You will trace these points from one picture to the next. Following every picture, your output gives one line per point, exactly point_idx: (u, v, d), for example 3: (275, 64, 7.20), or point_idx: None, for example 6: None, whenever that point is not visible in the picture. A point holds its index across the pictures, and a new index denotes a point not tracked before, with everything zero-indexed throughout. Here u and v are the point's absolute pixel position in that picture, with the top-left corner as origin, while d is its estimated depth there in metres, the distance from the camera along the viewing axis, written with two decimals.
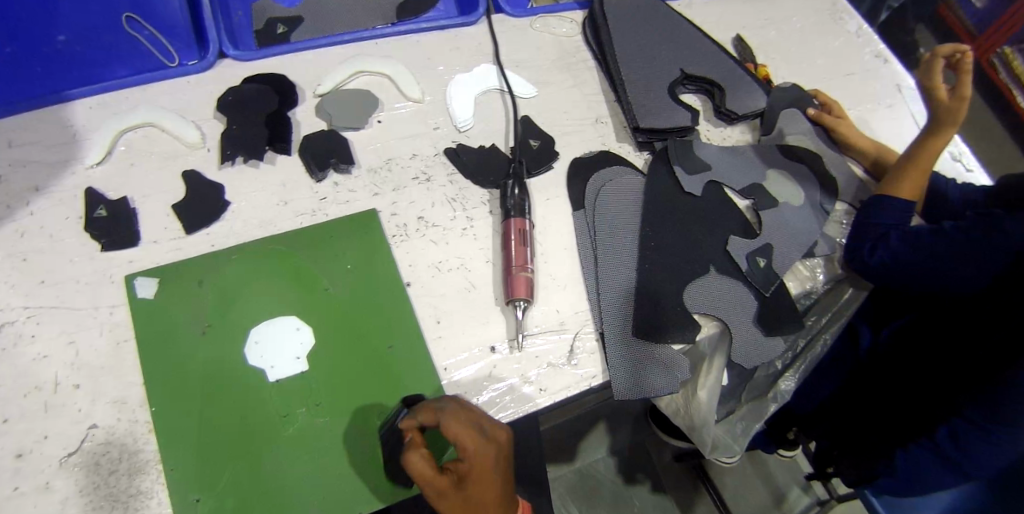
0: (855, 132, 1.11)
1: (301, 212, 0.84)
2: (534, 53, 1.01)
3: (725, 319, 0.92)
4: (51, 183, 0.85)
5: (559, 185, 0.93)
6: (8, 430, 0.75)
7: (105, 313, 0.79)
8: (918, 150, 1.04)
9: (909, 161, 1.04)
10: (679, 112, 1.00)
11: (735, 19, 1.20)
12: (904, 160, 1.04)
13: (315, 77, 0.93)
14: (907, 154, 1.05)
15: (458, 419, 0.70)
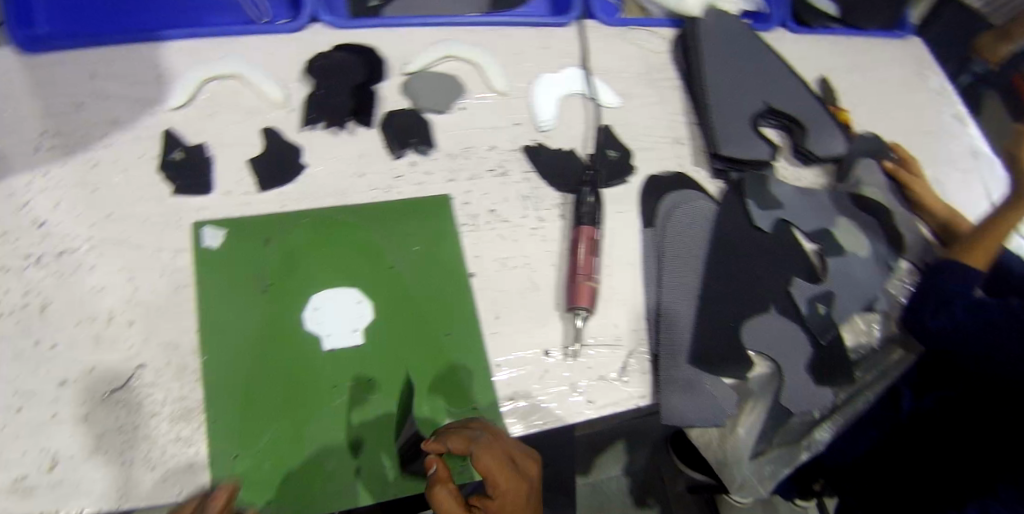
0: (930, 194, 1.08)
1: (375, 187, 0.84)
2: (622, 64, 0.99)
3: (779, 362, 0.91)
4: (130, 119, 0.85)
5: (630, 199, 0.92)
6: (57, 356, 0.75)
7: (168, 257, 0.79)
8: (994, 222, 1.02)
9: (986, 232, 1.01)
10: (760, 145, 0.97)
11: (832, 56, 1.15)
12: (980, 231, 1.02)
13: (403, 54, 0.92)
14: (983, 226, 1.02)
15: (488, 455, 0.70)
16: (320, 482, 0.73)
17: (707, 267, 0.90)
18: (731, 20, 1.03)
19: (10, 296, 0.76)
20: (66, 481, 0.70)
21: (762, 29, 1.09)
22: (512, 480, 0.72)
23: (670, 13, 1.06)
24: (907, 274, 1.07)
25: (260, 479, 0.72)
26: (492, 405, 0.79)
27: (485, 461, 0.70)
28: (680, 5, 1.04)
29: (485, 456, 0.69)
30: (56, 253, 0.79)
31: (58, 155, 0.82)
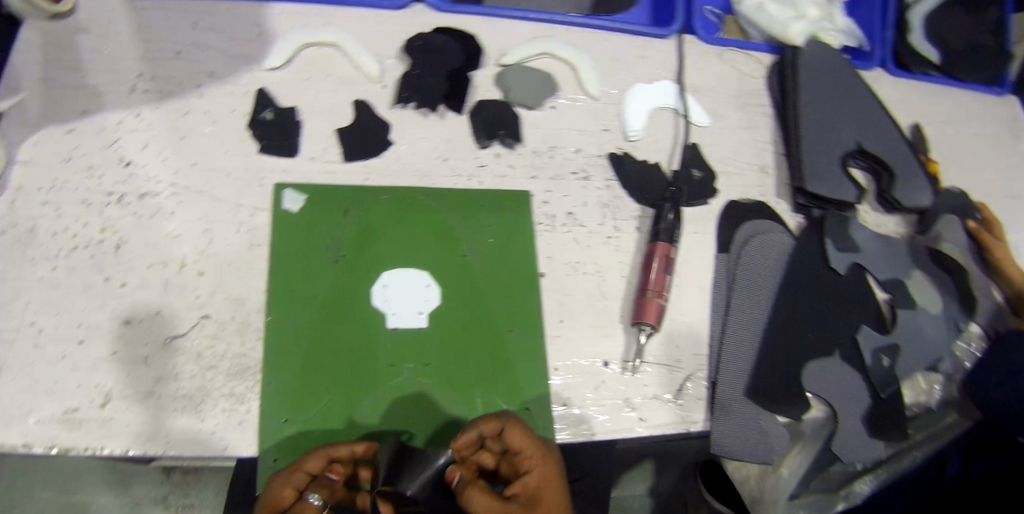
0: (1008, 258, 1.02)
1: (458, 172, 0.85)
2: (716, 84, 0.98)
3: (837, 408, 0.87)
4: (226, 73, 0.85)
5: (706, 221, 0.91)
6: (125, 295, 0.75)
7: (247, 213, 0.80)
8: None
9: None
10: (846, 185, 0.94)
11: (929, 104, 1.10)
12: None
13: (501, 46, 0.92)
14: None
15: (516, 431, 0.70)
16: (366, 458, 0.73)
17: (777, 300, 0.88)
18: (831, 52, 1.00)
19: (88, 229, 0.77)
20: (116, 419, 0.70)
21: (862, 67, 1.06)
22: (543, 462, 0.70)
23: (770, 39, 1.04)
24: (975, 337, 1.02)
25: (308, 446, 0.72)
26: (543, 408, 0.77)
27: (517, 437, 0.70)
28: (782, 31, 1.00)
29: (518, 433, 0.70)
30: (138, 195, 0.79)
31: (151, 99, 0.83)
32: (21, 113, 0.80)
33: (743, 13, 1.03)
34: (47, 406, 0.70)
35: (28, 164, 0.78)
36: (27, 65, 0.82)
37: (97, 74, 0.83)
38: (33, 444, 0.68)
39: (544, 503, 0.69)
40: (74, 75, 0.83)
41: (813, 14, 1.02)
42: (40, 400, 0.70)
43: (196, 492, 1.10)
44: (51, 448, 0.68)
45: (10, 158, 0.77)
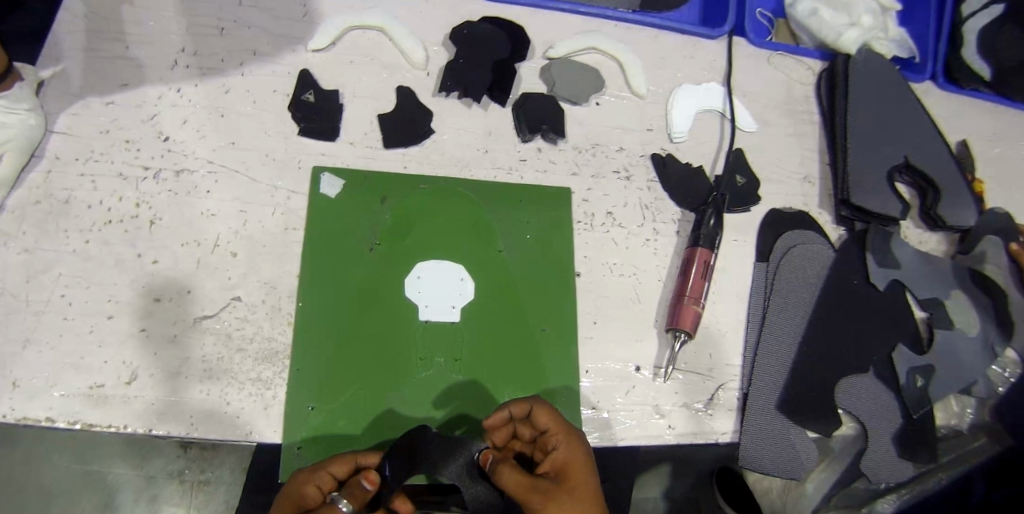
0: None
1: (499, 166, 0.84)
2: (763, 89, 0.96)
3: (868, 427, 0.85)
4: (269, 53, 0.84)
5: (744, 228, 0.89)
6: (158, 273, 0.74)
7: (283, 196, 0.79)
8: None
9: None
10: (891, 200, 0.92)
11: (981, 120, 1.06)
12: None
13: (548, 38, 0.90)
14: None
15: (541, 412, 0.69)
16: None
17: (815, 313, 0.86)
18: (883, 63, 0.97)
19: (123, 204, 0.76)
20: (140, 398, 0.70)
21: (912, 78, 1.03)
22: (570, 440, 0.69)
23: (821, 46, 1.01)
24: (1010, 364, 0.98)
25: (332, 435, 0.72)
26: (572, 410, 0.76)
27: (544, 416, 0.69)
28: (835, 38, 0.98)
29: (545, 413, 0.69)
30: (174, 171, 0.78)
31: (192, 75, 0.82)
32: (62, 83, 0.79)
33: (794, 17, 1.01)
34: (73, 380, 0.69)
35: (66, 134, 0.77)
36: (70, 34, 0.81)
37: (139, 46, 0.82)
38: (57, 418, 0.68)
39: (573, 478, 0.67)
40: (117, 47, 0.82)
41: (867, 21, 0.98)
42: (67, 373, 0.69)
43: (212, 469, 1.10)
44: (75, 423, 0.68)
45: (48, 128, 0.77)
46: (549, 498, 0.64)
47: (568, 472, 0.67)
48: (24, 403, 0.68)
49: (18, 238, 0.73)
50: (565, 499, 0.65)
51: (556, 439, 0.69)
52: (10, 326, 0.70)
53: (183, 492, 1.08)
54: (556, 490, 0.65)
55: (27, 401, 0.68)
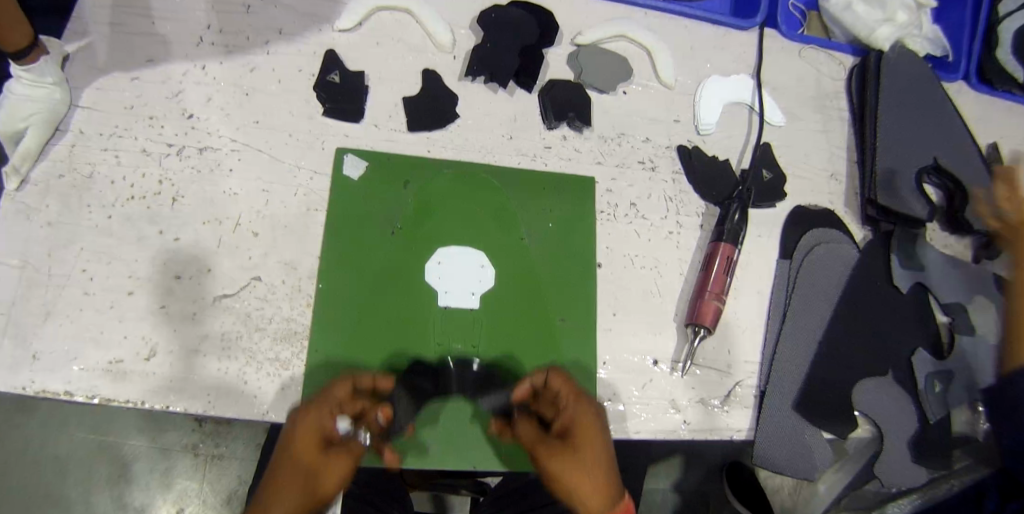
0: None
1: (522, 153, 0.83)
2: (794, 83, 0.94)
3: (886, 431, 0.84)
4: (296, 32, 0.83)
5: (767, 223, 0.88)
6: (179, 250, 0.74)
7: (306, 176, 0.78)
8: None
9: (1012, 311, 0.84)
10: (919, 201, 0.90)
11: (1016, 123, 1.04)
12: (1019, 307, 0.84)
13: (577, 24, 0.89)
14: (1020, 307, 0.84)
15: (555, 380, 0.71)
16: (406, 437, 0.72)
17: (837, 312, 0.85)
18: (916, 60, 0.95)
19: (145, 181, 0.76)
20: (158, 375, 0.70)
21: (944, 77, 1.01)
22: (580, 405, 0.70)
23: (854, 41, 0.99)
24: None
25: None
26: None
27: (557, 384, 0.71)
28: (868, 35, 0.96)
29: (558, 381, 0.70)
30: (197, 149, 0.78)
31: (218, 52, 0.81)
32: (87, 57, 0.78)
33: (828, 11, 0.99)
34: (92, 355, 0.70)
35: (90, 109, 0.77)
36: (96, 7, 0.80)
37: (165, 22, 0.81)
38: (76, 392, 0.68)
39: (583, 440, 0.69)
40: (143, 22, 0.81)
41: (902, 18, 0.96)
42: (87, 348, 0.70)
43: (226, 443, 1.11)
44: (93, 397, 0.69)
45: (72, 102, 0.76)
46: (557, 458, 0.68)
47: (578, 437, 0.69)
48: (44, 376, 0.68)
49: (41, 212, 0.73)
50: (574, 460, 0.68)
51: (568, 405, 0.70)
52: (32, 299, 0.70)
53: (198, 465, 1.09)
54: (566, 451, 0.68)
55: (47, 375, 0.68)
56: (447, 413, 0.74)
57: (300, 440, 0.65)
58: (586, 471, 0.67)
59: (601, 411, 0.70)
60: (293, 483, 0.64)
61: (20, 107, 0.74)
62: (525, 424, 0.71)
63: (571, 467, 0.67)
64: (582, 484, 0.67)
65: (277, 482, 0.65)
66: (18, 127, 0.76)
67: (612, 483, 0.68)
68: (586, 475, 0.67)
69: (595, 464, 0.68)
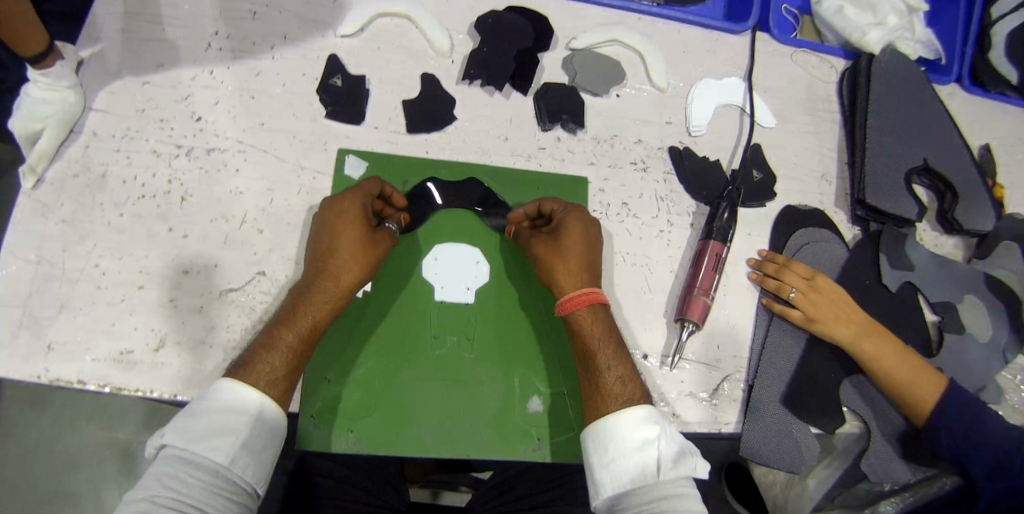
0: (855, 312, 0.84)
1: (518, 153, 0.86)
2: (786, 86, 0.96)
3: (873, 426, 0.85)
4: (300, 37, 0.87)
5: (757, 222, 0.90)
6: (187, 246, 0.78)
7: (309, 176, 0.82)
8: (887, 373, 0.82)
9: (898, 377, 0.82)
10: (908, 201, 0.92)
11: (1009, 124, 1.05)
12: (895, 368, 0.82)
13: (572, 30, 0.92)
14: (905, 369, 0.82)
15: (550, 203, 0.80)
16: (403, 429, 0.74)
17: None
18: (906, 63, 0.97)
19: (156, 180, 0.79)
20: (167, 365, 0.73)
21: (937, 80, 1.03)
22: (576, 213, 0.78)
23: (846, 44, 1.01)
24: None
25: (348, 409, 0.74)
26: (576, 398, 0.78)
27: (552, 203, 0.79)
28: (859, 38, 0.98)
29: (553, 201, 0.79)
30: (205, 150, 0.81)
31: (225, 57, 0.85)
32: (101, 62, 0.82)
33: (820, 14, 1.01)
34: (104, 345, 0.73)
35: (104, 112, 0.80)
36: (109, 15, 0.84)
37: (175, 29, 0.85)
38: (88, 381, 0.71)
39: (572, 236, 0.76)
40: (153, 28, 0.84)
41: (893, 21, 0.98)
42: (99, 339, 0.73)
43: None
44: (104, 386, 0.72)
45: (87, 106, 0.80)
46: (551, 256, 0.75)
47: (565, 233, 0.76)
48: (58, 365, 0.71)
49: (57, 209, 0.76)
50: (561, 252, 0.75)
51: (562, 214, 0.79)
52: (48, 293, 0.73)
53: None
54: (555, 248, 0.76)
55: (61, 364, 0.71)
56: (448, 250, 0.81)
57: (345, 222, 0.73)
58: (572, 253, 0.75)
59: (597, 224, 0.79)
60: (341, 261, 0.72)
61: (37, 109, 0.78)
62: (523, 228, 0.80)
63: (560, 259, 0.75)
64: (562, 266, 0.75)
65: (322, 262, 0.72)
66: (36, 129, 0.79)
67: (595, 276, 0.76)
68: (569, 256, 0.75)
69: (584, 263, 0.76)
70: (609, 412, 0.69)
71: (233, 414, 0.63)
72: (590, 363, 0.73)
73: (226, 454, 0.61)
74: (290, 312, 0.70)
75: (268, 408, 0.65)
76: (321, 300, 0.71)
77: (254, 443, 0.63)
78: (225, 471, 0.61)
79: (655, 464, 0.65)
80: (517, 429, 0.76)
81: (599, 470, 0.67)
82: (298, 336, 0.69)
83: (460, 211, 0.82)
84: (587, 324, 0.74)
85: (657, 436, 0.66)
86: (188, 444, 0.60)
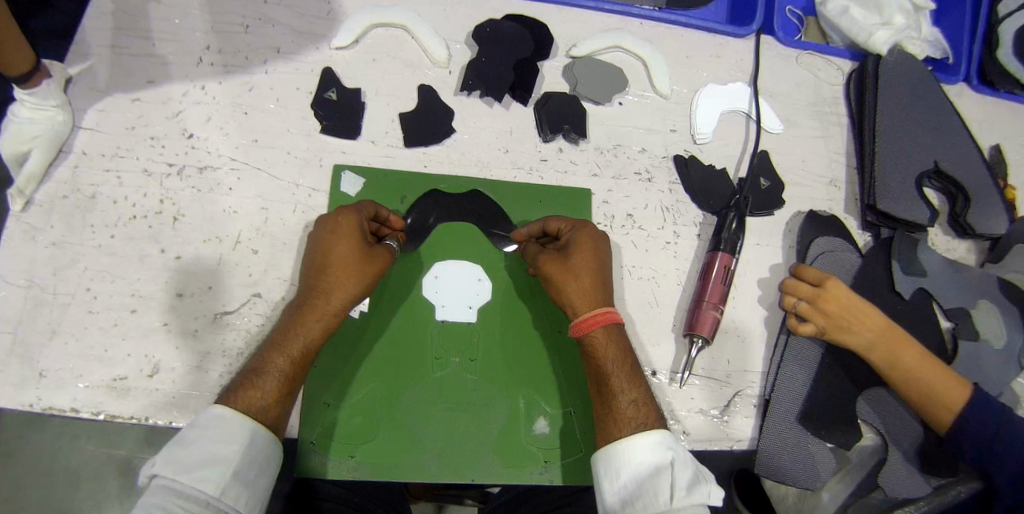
0: (876, 319, 0.80)
1: (519, 165, 0.84)
2: (792, 90, 0.94)
3: (889, 441, 0.83)
4: (294, 50, 0.84)
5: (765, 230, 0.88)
6: (180, 268, 0.75)
7: (304, 193, 0.79)
8: (907, 379, 0.78)
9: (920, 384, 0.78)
10: (918, 205, 0.90)
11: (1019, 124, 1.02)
12: (917, 375, 0.78)
13: (572, 37, 0.90)
14: (928, 376, 0.78)
15: (555, 221, 0.77)
16: (406, 453, 0.72)
17: None
18: (914, 63, 0.94)
19: (147, 200, 0.77)
20: (162, 391, 0.71)
21: (944, 81, 1.00)
22: (585, 232, 0.76)
23: (852, 45, 0.99)
24: None
25: (348, 434, 0.71)
26: (583, 418, 0.76)
27: (557, 221, 0.77)
28: (865, 39, 0.95)
29: (558, 219, 0.77)
30: (198, 167, 0.79)
31: (216, 72, 0.82)
32: (89, 79, 0.80)
33: (825, 15, 0.98)
34: (96, 373, 0.70)
35: (92, 130, 0.78)
36: (97, 30, 0.81)
37: (165, 44, 0.82)
38: (80, 409, 0.69)
39: (580, 254, 0.74)
40: (143, 43, 0.82)
41: (899, 21, 0.95)
42: (91, 365, 0.71)
43: None
44: (97, 414, 0.69)
45: (76, 124, 0.78)
46: (562, 273, 0.73)
47: (574, 251, 0.74)
48: (49, 394, 0.69)
49: (46, 232, 0.74)
50: (572, 271, 0.73)
51: (568, 232, 0.76)
52: (38, 319, 0.71)
53: None
54: (566, 265, 0.73)
55: (53, 392, 0.69)
56: (448, 268, 0.79)
57: (343, 242, 0.70)
58: (580, 270, 0.73)
59: (604, 240, 0.76)
60: (337, 278, 0.69)
61: (25, 129, 0.76)
62: (531, 242, 0.78)
63: (572, 278, 0.73)
64: (574, 285, 0.72)
65: (317, 282, 0.70)
66: (23, 149, 0.77)
67: (606, 294, 0.74)
68: (580, 275, 0.73)
69: (593, 282, 0.73)
70: (622, 436, 0.67)
71: (225, 442, 0.60)
72: (601, 385, 0.71)
73: (215, 484, 0.59)
74: (284, 334, 0.68)
75: (261, 436, 0.63)
76: (315, 322, 0.69)
77: (246, 473, 0.61)
78: (216, 502, 0.58)
79: (668, 489, 0.62)
80: (524, 452, 0.74)
81: (613, 496, 0.65)
82: (291, 360, 0.67)
83: (461, 226, 0.80)
84: (601, 345, 0.71)
85: (671, 460, 0.64)
86: (178, 473, 0.58)
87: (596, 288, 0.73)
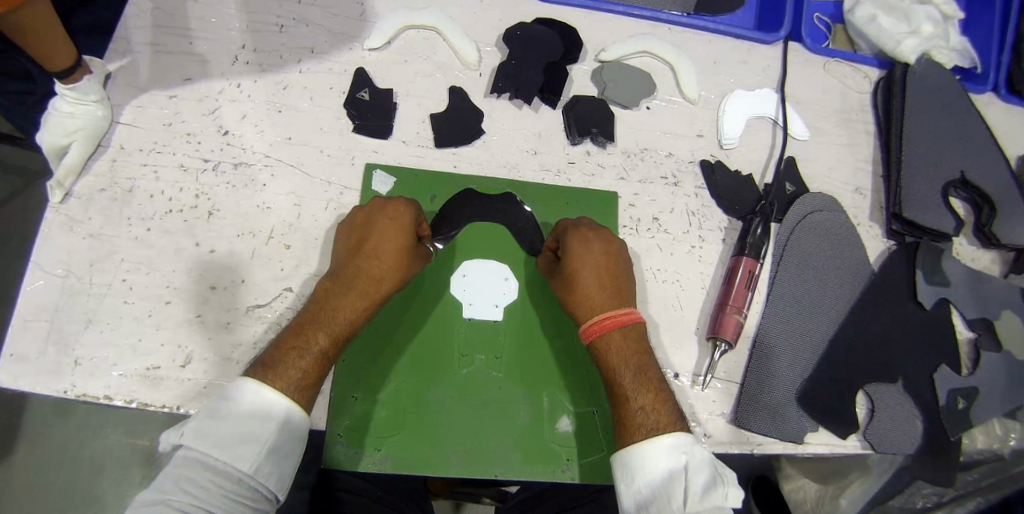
0: None
1: (546, 167, 0.85)
2: (818, 97, 0.95)
3: (877, 415, 0.81)
4: (328, 51, 0.86)
5: (793, 221, 0.86)
6: (213, 260, 0.77)
7: (336, 191, 0.81)
8: None
9: None
10: (942, 215, 0.90)
11: None
12: None
13: (600, 42, 0.91)
14: None
15: (563, 225, 0.79)
16: (431, 447, 0.73)
17: (853, 318, 0.84)
18: (941, 73, 0.94)
19: (183, 194, 0.79)
20: (194, 381, 0.72)
21: (971, 90, 0.99)
22: (581, 242, 0.76)
23: (879, 54, 0.99)
24: None
25: (376, 426, 0.73)
26: (604, 418, 0.77)
27: (563, 224, 0.79)
28: (893, 47, 0.95)
29: (564, 222, 0.79)
30: (232, 164, 0.80)
31: (252, 71, 0.84)
32: (129, 76, 0.82)
33: (853, 23, 0.99)
34: (131, 362, 0.72)
35: (131, 126, 0.80)
36: (138, 28, 0.84)
37: (203, 42, 0.84)
38: (114, 397, 0.71)
39: (575, 266, 0.75)
40: (182, 42, 0.84)
41: (927, 29, 0.96)
42: (125, 354, 0.72)
43: None
44: (130, 402, 0.71)
45: (114, 119, 0.80)
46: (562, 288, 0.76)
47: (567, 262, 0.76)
48: (84, 381, 0.70)
49: (84, 224, 0.76)
50: (569, 287, 0.75)
51: (564, 237, 0.77)
52: (75, 307, 0.73)
53: None
54: (564, 282, 0.76)
55: (88, 379, 0.71)
56: (474, 268, 0.80)
57: (394, 235, 0.74)
58: (585, 279, 0.74)
59: (606, 240, 0.77)
60: (371, 271, 0.72)
61: (65, 123, 0.78)
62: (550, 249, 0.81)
63: (570, 293, 0.75)
64: (581, 298, 0.74)
65: (359, 267, 0.72)
66: (62, 143, 0.79)
67: (622, 298, 0.75)
68: (583, 288, 0.74)
69: (592, 296, 0.74)
70: (631, 443, 0.68)
71: (261, 420, 0.62)
72: (614, 393, 0.72)
73: (250, 462, 0.60)
74: (317, 315, 0.69)
75: (295, 417, 0.64)
76: (353, 307, 0.70)
77: (279, 451, 0.62)
78: (249, 479, 0.60)
79: (682, 495, 0.64)
80: (545, 453, 0.74)
81: (630, 498, 0.66)
82: (328, 342, 0.68)
83: (490, 226, 0.82)
84: (606, 353, 0.73)
85: (685, 465, 0.65)
86: (211, 450, 0.59)
87: (591, 298, 0.74)
